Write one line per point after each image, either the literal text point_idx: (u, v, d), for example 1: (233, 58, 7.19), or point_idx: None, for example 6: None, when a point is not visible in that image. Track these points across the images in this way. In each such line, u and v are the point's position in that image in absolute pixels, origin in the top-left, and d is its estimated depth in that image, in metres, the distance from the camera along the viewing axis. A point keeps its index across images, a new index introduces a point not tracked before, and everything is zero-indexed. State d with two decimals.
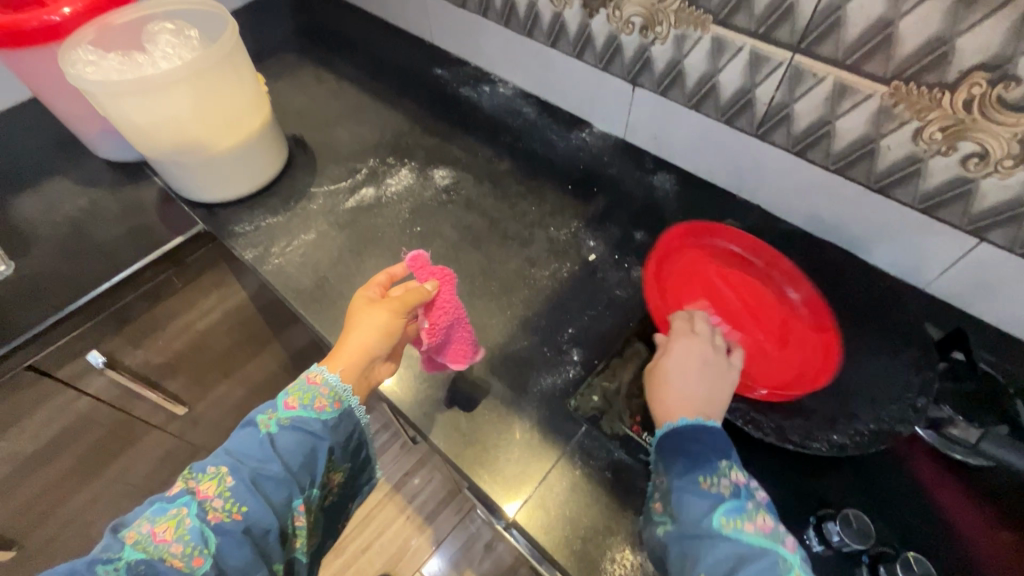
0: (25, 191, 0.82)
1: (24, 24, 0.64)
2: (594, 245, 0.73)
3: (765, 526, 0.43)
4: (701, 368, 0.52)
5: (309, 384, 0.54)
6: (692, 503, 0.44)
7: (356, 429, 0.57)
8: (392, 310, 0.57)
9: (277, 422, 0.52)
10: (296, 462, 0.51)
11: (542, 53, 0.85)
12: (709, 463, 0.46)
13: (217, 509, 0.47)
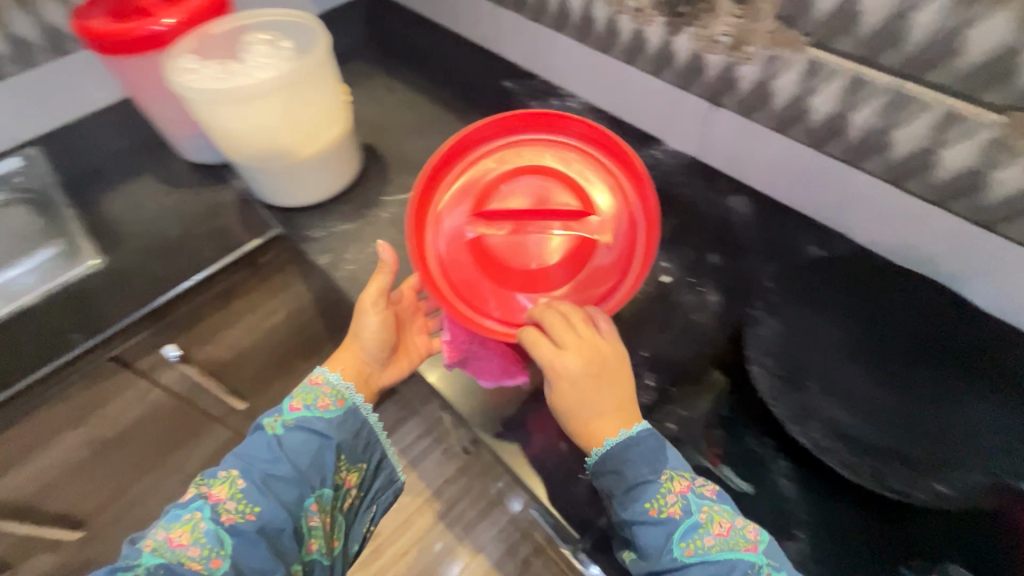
0: (119, 189, 0.88)
1: (132, 32, 0.69)
2: (668, 266, 0.71)
3: (722, 533, 0.48)
4: (587, 383, 0.53)
5: (312, 385, 0.63)
6: (652, 534, 0.49)
7: (362, 426, 0.64)
8: (376, 297, 0.65)
9: (282, 423, 0.60)
10: (304, 460, 0.58)
11: (617, 69, 0.85)
12: (649, 486, 0.51)
13: (230, 509, 0.54)
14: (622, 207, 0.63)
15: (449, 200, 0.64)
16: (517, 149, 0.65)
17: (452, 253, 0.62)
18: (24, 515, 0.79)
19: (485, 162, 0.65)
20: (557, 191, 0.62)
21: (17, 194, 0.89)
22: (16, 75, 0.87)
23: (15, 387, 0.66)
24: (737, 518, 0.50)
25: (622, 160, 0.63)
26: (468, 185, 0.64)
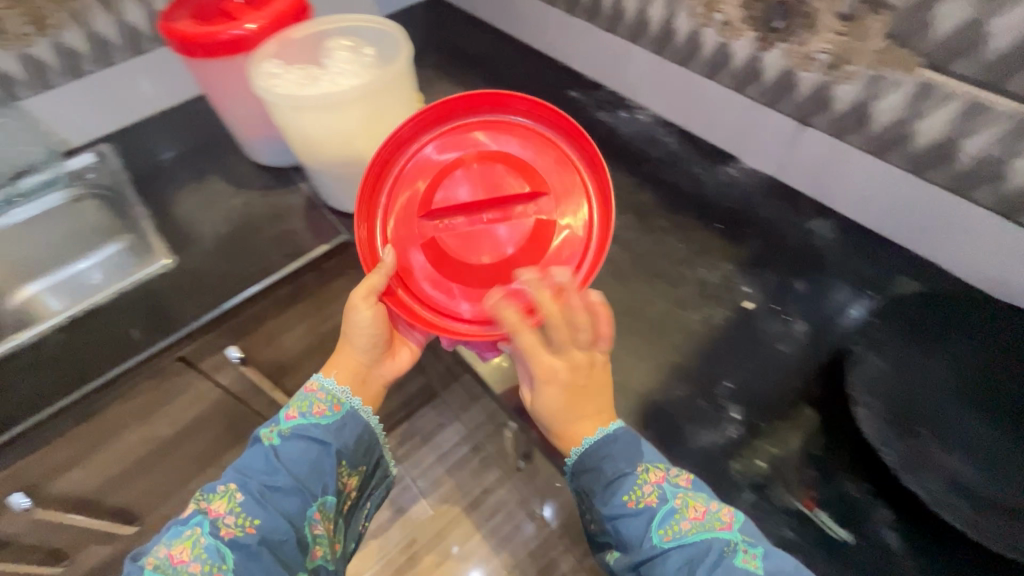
0: (188, 188, 0.89)
1: (215, 36, 0.69)
2: (749, 291, 0.68)
3: (698, 518, 0.48)
4: (571, 394, 0.55)
5: (307, 393, 0.62)
6: (631, 525, 0.50)
7: (363, 430, 0.64)
8: (363, 297, 0.59)
9: (278, 433, 0.60)
10: (302, 470, 0.58)
11: (695, 83, 0.82)
12: (626, 478, 0.52)
13: (229, 524, 0.54)
14: (566, 174, 0.61)
15: (399, 198, 0.61)
16: (472, 131, 0.62)
17: (414, 256, 0.60)
18: (82, 510, 0.80)
19: (420, 153, 0.62)
20: (505, 173, 0.59)
21: (90, 190, 0.91)
22: (96, 74, 0.92)
23: (84, 388, 0.66)
24: (712, 503, 0.50)
25: (573, 133, 0.60)
26: (417, 182, 0.61)
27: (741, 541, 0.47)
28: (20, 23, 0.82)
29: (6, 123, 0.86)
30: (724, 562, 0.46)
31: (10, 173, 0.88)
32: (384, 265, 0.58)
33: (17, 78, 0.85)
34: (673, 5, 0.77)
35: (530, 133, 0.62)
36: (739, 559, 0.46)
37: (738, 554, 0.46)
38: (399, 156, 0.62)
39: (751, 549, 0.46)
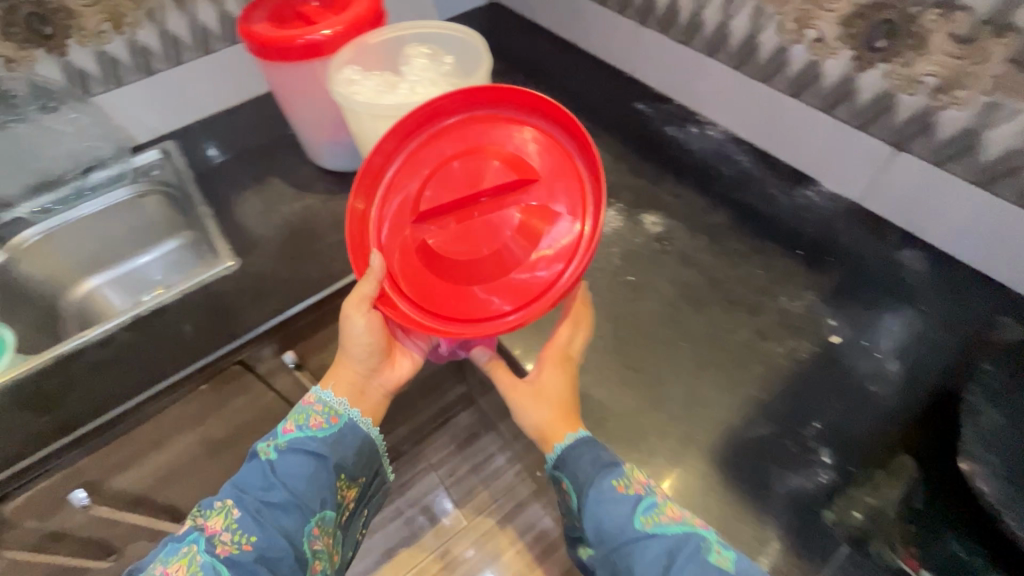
0: (251, 189, 0.89)
1: (293, 41, 0.69)
2: (836, 325, 0.65)
3: (678, 516, 0.48)
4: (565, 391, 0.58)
5: (305, 405, 0.60)
6: (616, 512, 0.49)
7: (363, 442, 0.61)
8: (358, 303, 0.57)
9: (275, 447, 0.58)
10: (299, 486, 0.56)
11: (776, 102, 0.78)
12: (615, 469, 0.51)
13: (225, 541, 0.52)
14: (558, 161, 0.56)
15: (393, 200, 0.57)
16: (463, 125, 0.57)
17: (406, 257, 0.56)
18: (134, 507, 0.80)
19: (411, 154, 0.57)
20: (492, 165, 0.55)
21: (154, 186, 0.92)
22: (165, 72, 0.92)
23: (149, 389, 0.67)
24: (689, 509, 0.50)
25: (566, 123, 0.55)
26: (403, 183, 0.57)
27: (716, 540, 0.47)
28: (98, 21, 0.83)
29: (79, 119, 0.88)
30: (700, 557, 0.45)
31: (81, 167, 0.90)
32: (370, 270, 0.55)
33: (92, 74, 0.86)
34: (760, 20, 0.74)
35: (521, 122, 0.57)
36: (714, 556, 0.45)
37: (713, 553, 0.45)
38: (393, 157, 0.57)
39: (724, 547, 0.46)
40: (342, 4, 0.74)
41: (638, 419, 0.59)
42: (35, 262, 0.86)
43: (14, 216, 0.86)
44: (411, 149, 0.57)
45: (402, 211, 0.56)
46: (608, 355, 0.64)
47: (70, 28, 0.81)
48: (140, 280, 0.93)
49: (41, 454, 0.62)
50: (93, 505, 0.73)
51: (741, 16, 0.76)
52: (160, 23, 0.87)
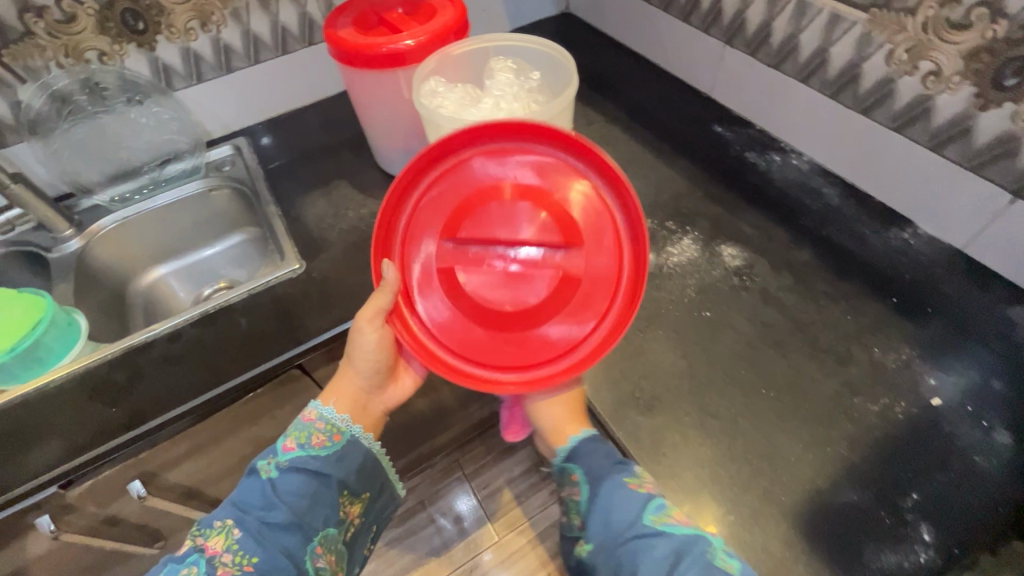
0: (320, 191, 0.89)
1: (376, 48, 0.68)
2: (936, 384, 0.60)
3: (686, 520, 0.48)
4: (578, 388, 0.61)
5: (305, 422, 0.59)
6: (624, 505, 0.49)
7: (365, 457, 0.61)
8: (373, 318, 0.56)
9: (277, 466, 0.56)
10: (301, 504, 0.55)
11: (874, 135, 0.73)
12: (629, 468, 0.52)
13: (226, 563, 0.50)
14: (606, 234, 0.54)
15: (427, 212, 0.55)
16: (521, 161, 0.54)
17: (427, 279, 0.55)
18: (185, 500, 0.81)
19: (459, 172, 0.55)
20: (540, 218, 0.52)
21: (225, 181, 0.92)
22: (243, 71, 0.93)
23: (211, 391, 0.68)
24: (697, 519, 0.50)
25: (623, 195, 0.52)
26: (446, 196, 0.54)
27: (723, 547, 0.46)
28: (187, 19, 0.84)
29: (162, 113, 0.90)
30: (705, 560, 0.44)
31: (159, 159, 0.92)
32: (384, 281, 0.53)
33: (177, 70, 0.88)
34: (866, 48, 0.69)
35: (585, 181, 0.54)
36: (719, 560, 0.44)
37: (717, 557, 0.45)
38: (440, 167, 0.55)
39: (729, 555, 0.45)
40: (426, 14, 0.73)
41: (715, 471, 0.56)
42: (109, 249, 0.88)
43: (94, 203, 0.88)
44: (460, 165, 0.55)
45: (432, 230, 0.54)
46: (682, 395, 0.61)
47: (161, 25, 0.83)
48: (206, 272, 0.96)
49: (106, 446, 0.64)
50: (149, 497, 0.74)
51: (843, 41, 0.71)
52: (244, 23, 0.88)
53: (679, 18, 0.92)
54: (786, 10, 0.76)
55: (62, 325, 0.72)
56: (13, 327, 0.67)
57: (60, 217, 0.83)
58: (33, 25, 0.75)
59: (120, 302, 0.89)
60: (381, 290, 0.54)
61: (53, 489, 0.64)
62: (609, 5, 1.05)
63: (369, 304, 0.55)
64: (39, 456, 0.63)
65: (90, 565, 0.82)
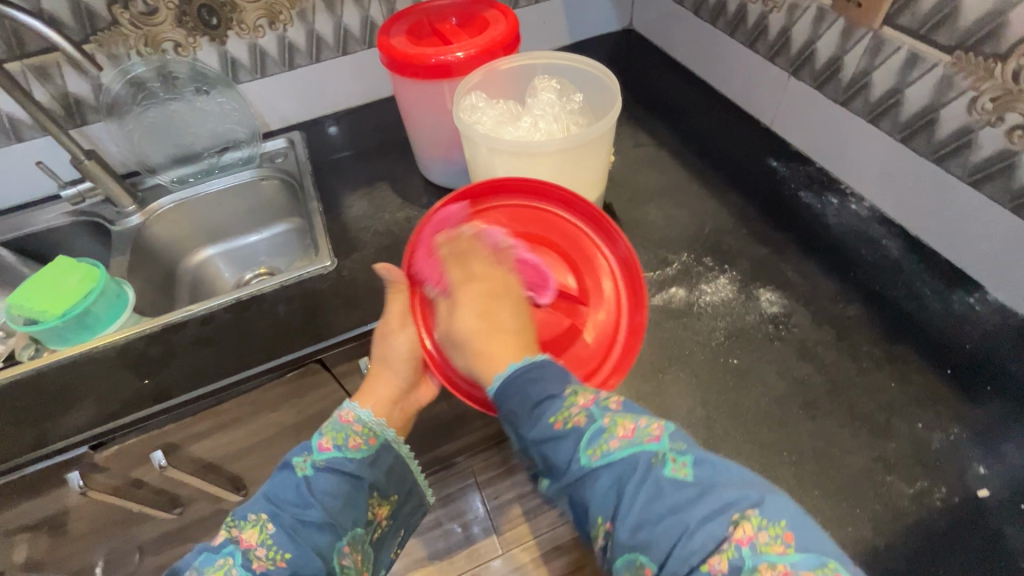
0: (361, 191, 0.91)
1: (425, 59, 0.68)
2: (986, 474, 0.54)
3: (627, 434, 0.41)
4: (483, 308, 0.53)
5: (343, 423, 0.56)
6: (558, 450, 0.42)
7: (395, 462, 0.59)
8: (399, 318, 0.58)
9: (313, 464, 0.52)
10: (335, 504, 0.52)
11: (945, 186, 0.67)
12: (551, 405, 0.44)
13: (260, 557, 0.47)
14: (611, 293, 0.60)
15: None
16: (544, 221, 0.62)
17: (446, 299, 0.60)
18: (204, 475, 0.85)
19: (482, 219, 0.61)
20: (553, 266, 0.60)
21: (275, 173, 0.96)
22: (304, 68, 0.96)
23: (234, 376, 0.70)
24: (642, 419, 0.43)
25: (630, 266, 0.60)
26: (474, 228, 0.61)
27: (670, 450, 0.40)
28: (256, 16, 0.88)
29: (225, 104, 0.94)
30: (652, 475, 0.39)
31: (218, 146, 0.97)
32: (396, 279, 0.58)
33: (243, 64, 0.92)
34: (946, 92, 0.63)
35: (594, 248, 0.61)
36: (668, 469, 0.39)
37: (667, 464, 0.39)
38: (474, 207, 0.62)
39: (678, 458, 0.40)
40: (478, 27, 0.74)
41: None
42: (163, 227, 0.93)
43: (156, 182, 0.94)
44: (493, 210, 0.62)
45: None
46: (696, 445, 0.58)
47: (233, 21, 0.87)
48: (248, 257, 1.01)
49: (132, 416, 0.68)
50: (169, 468, 0.76)
51: (920, 84, 0.65)
52: (309, 23, 0.91)
53: (743, 44, 0.88)
54: (860, 45, 0.70)
55: (110, 296, 0.76)
56: (68, 293, 0.73)
57: (125, 193, 0.88)
58: (118, 15, 0.81)
59: (170, 278, 0.94)
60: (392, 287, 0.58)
61: (84, 449, 0.68)
62: (672, 24, 1.02)
63: (390, 303, 0.58)
64: (75, 417, 0.67)
65: (117, 519, 0.88)
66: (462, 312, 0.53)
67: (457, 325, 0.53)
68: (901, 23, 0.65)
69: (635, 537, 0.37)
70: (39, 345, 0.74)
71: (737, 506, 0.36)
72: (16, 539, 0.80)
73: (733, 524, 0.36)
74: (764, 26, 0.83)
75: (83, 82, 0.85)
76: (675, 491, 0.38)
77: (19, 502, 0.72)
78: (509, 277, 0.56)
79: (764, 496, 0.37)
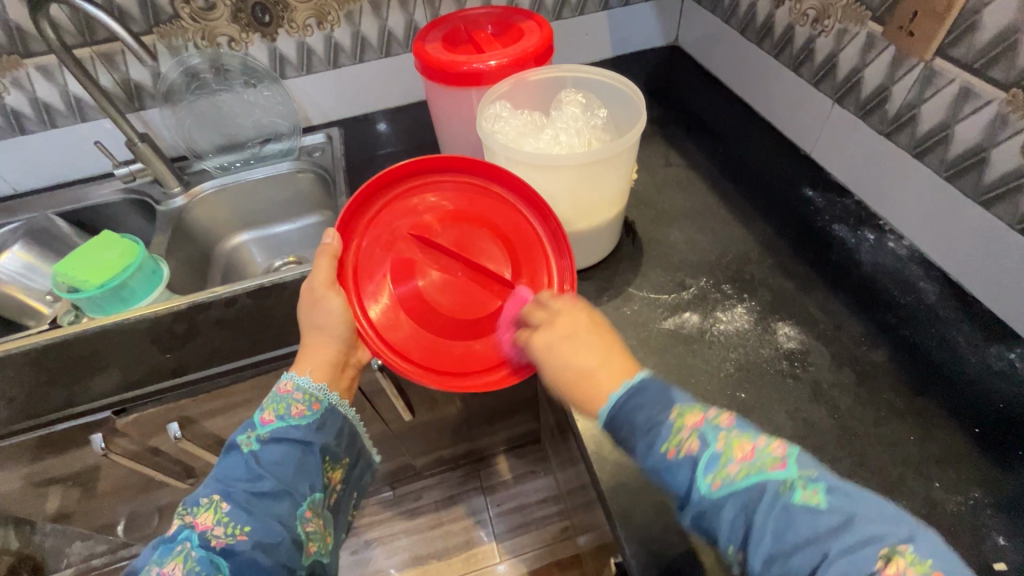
0: None
1: (457, 66, 0.69)
2: (1006, 545, 0.51)
3: (746, 457, 0.39)
4: (565, 344, 0.50)
5: (282, 394, 0.54)
6: (676, 480, 0.41)
7: (343, 424, 0.57)
8: (327, 285, 0.55)
9: (258, 438, 0.51)
10: (286, 471, 0.50)
11: (991, 233, 0.62)
12: (661, 433, 0.42)
13: (220, 536, 0.46)
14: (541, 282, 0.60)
15: (392, 212, 0.59)
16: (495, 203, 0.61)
17: (373, 272, 0.58)
18: (218, 449, 0.89)
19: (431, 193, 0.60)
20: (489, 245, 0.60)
21: (312, 166, 0.99)
22: (347, 68, 0.99)
23: (247, 359, 0.75)
24: (761, 438, 0.41)
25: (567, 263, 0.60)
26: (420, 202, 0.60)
27: (797, 478, 0.38)
28: (306, 16, 0.92)
29: (271, 97, 0.98)
30: (783, 502, 0.37)
31: (262, 137, 1.01)
32: (328, 246, 0.56)
33: (290, 61, 0.96)
34: (999, 132, 0.59)
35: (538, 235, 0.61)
36: (799, 495, 0.37)
37: (796, 490, 0.37)
38: (417, 178, 0.60)
39: (811, 485, 0.38)
40: (513, 37, 0.74)
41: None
42: (204, 211, 0.98)
43: (202, 168, 0.99)
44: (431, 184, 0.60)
45: (392, 227, 0.59)
46: None
47: (284, 19, 0.91)
48: (280, 244, 1.05)
49: (152, 386, 0.73)
50: (184, 441, 0.81)
51: (971, 120, 0.61)
52: (355, 24, 0.94)
53: (787, 68, 0.85)
54: (911, 75, 0.66)
55: (147, 271, 0.81)
56: (109, 265, 0.77)
57: (172, 176, 0.94)
58: (180, 10, 0.86)
59: (206, 259, 0.99)
60: (318, 252, 0.56)
61: (108, 415, 0.73)
62: (716, 44, 1.00)
63: (316, 271, 0.55)
64: (102, 382, 0.72)
65: (138, 483, 0.93)
66: (545, 343, 0.51)
67: (545, 358, 0.51)
68: (956, 55, 0.61)
69: (773, 565, 0.36)
70: (78, 312, 0.79)
71: (885, 539, 0.34)
72: (49, 490, 0.86)
73: (882, 557, 0.34)
74: (811, 50, 0.80)
75: (144, 70, 0.90)
76: (808, 520, 0.36)
77: (49, 457, 0.77)
78: (580, 311, 0.53)
79: (912, 528, 0.35)
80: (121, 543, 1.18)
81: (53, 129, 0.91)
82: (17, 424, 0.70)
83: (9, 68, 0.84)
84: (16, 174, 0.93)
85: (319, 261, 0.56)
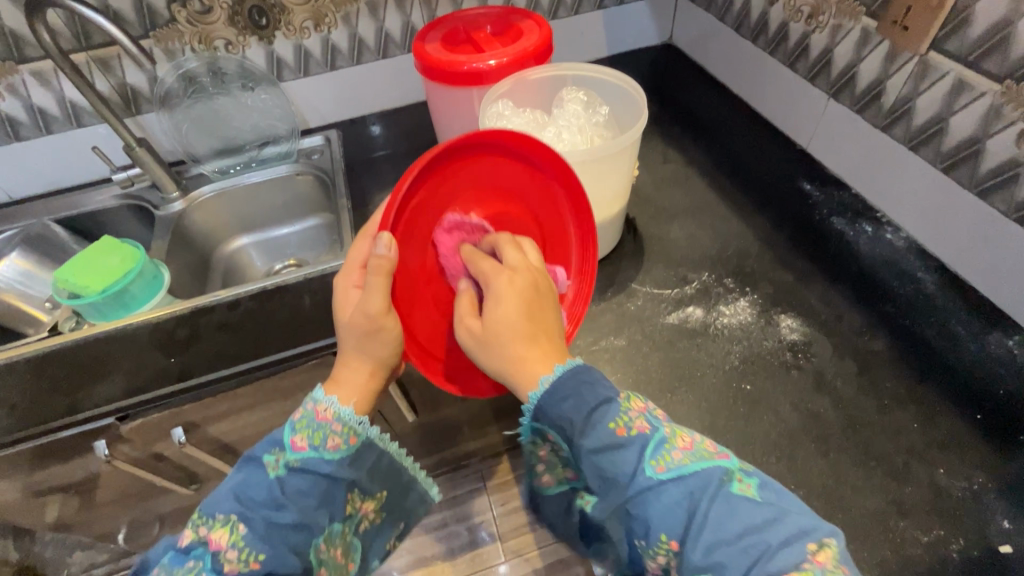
0: None
1: (458, 66, 0.69)
2: (1010, 528, 0.52)
3: (687, 446, 0.42)
4: (524, 301, 0.48)
5: (320, 420, 0.50)
6: (617, 457, 0.42)
7: (379, 458, 0.54)
8: (381, 308, 0.50)
9: (286, 464, 0.48)
10: (310, 503, 0.48)
11: (988, 222, 0.63)
12: (610, 410, 0.44)
13: (232, 560, 0.45)
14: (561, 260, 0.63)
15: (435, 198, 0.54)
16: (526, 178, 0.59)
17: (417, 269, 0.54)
18: (223, 455, 0.88)
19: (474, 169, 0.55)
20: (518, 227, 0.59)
21: (311, 168, 0.99)
22: (345, 69, 1.00)
23: (248, 362, 0.74)
24: (697, 436, 0.44)
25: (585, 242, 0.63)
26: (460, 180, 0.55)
27: (736, 470, 0.42)
28: (303, 19, 0.92)
29: (269, 100, 0.97)
30: (723, 490, 0.40)
31: (260, 140, 1.00)
32: (382, 259, 0.49)
33: (287, 63, 0.96)
34: (994, 123, 0.60)
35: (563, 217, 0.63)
36: (736, 485, 0.40)
37: (734, 482, 0.41)
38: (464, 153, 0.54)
39: (745, 478, 0.41)
40: (512, 36, 0.75)
41: None
42: (202, 215, 0.97)
43: (200, 172, 0.98)
44: (478, 161, 0.55)
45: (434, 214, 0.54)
46: None
47: (282, 22, 0.91)
48: (279, 248, 1.04)
49: (154, 393, 0.72)
50: (187, 445, 0.79)
51: (966, 112, 0.62)
52: (352, 26, 0.95)
53: (782, 64, 0.86)
54: (905, 69, 0.68)
55: (148, 276, 0.81)
56: (109, 271, 0.77)
57: (170, 180, 0.93)
58: (176, 13, 0.86)
59: (206, 264, 0.99)
60: (374, 270, 0.48)
61: (109, 420, 0.72)
62: (711, 42, 1.01)
63: (369, 287, 0.49)
64: (105, 387, 0.72)
65: (141, 490, 0.92)
66: (499, 292, 0.48)
67: (499, 302, 0.47)
68: (950, 48, 0.62)
69: (709, 556, 0.37)
70: (80, 318, 0.80)
71: (814, 533, 0.37)
72: (50, 499, 0.86)
73: (812, 546, 0.37)
74: (806, 46, 0.81)
75: (141, 75, 0.90)
76: (746, 507, 0.39)
77: (51, 465, 0.77)
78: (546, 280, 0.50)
79: (829, 526, 0.39)
80: (121, 552, 1.17)
81: (49, 135, 0.91)
82: (18, 432, 0.69)
83: (5, 74, 0.83)
84: (13, 181, 0.93)
85: (371, 277, 0.49)
